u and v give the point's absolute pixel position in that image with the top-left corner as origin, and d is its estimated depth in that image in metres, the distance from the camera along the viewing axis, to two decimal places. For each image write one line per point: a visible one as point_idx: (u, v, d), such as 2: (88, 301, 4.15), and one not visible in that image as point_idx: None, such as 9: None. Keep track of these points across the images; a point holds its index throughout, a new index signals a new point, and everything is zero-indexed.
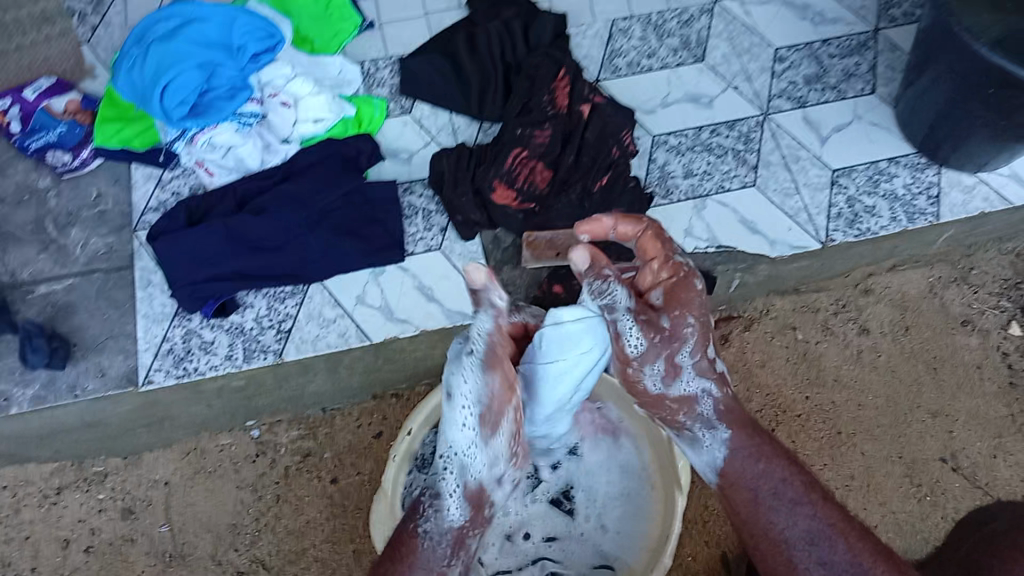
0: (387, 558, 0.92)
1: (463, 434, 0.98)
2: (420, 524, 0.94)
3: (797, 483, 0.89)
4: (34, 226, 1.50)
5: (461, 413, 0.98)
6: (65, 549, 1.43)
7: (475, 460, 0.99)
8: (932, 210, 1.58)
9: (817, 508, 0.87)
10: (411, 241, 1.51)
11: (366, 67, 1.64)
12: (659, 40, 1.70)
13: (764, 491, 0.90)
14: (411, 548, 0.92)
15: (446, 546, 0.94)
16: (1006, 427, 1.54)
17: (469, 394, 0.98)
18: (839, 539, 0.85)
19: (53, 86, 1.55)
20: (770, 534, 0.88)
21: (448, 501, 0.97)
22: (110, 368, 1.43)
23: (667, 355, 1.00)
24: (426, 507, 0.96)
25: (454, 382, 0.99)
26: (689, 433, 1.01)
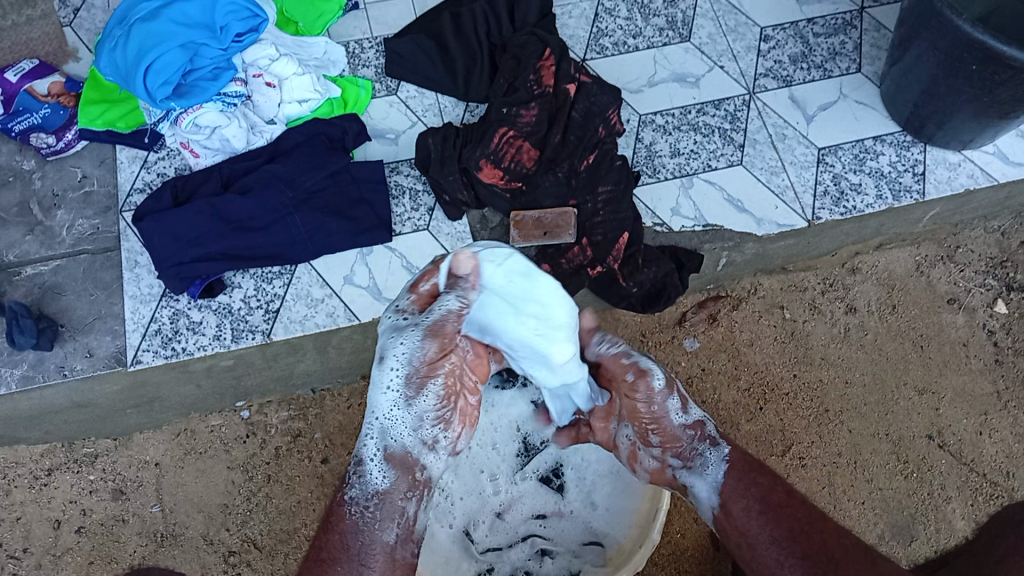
0: (322, 530, 1.00)
1: (386, 397, 1.01)
2: (347, 493, 1.00)
3: (776, 495, 0.95)
4: (19, 208, 1.49)
5: (388, 375, 1.02)
6: (57, 529, 1.45)
7: (397, 422, 1.01)
8: (917, 187, 1.59)
9: (785, 512, 0.92)
10: (398, 221, 1.51)
11: (351, 48, 1.63)
12: (645, 20, 1.67)
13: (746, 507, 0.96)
14: (341, 515, 0.99)
15: (376, 510, 0.99)
16: (992, 404, 1.57)
17: (397, 354, 1.02)
18: (799, 537, 0.89)
19: (35, 68, 1.51)
20: (749, 544, 0.93)
21: (370, 466, 1.01)
22: (99, 348, 1.42)
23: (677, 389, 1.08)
24: (351, 475, 1.01)
25: (387, 347, 1.03)
26: (693, 459, 1.04)
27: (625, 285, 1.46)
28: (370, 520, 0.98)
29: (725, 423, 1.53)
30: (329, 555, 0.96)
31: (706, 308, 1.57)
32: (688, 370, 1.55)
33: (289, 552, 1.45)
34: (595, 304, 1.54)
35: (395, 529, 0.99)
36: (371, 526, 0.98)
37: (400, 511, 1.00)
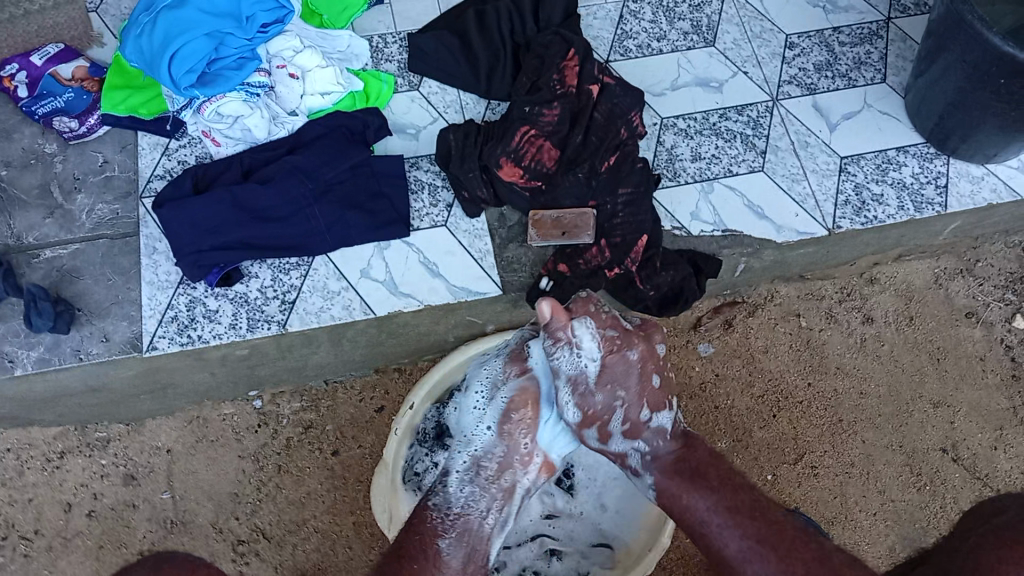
0: (403, 530, 1.10)
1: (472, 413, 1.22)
2: (430, 499, 1.13)
3: (722, 507, 1.00)
4: (40, 191, 1.49)
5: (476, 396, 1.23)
6: (67, 512, 1.46)
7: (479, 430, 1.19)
8: (940, 200, 1.56)
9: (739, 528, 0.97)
10: (416, 216, 1.51)
11: (374, 42, 1.64)
12: (669, 23, 1.69)
13: (699, 513, 1.01)
14: (423, 518, 1.10)
15: (454, 517, 1.10)
16: (1008, 420, 1.56)
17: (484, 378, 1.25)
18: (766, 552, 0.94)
19: (61, 52, 1.53)
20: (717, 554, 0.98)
21: (453, 477, 1.15)
22: (114, 333, 1.40)
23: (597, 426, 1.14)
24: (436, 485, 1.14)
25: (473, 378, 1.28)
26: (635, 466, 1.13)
27: (642, 288, 1.46)
28: (449, 526, 1.09)
29: (738, 430, 1.53)
30: (407, 553, 1.04)
31: (721, 314, 1.57)
32: (702, 375, 1.55)
33: (298, 543, 1.47)
34: (609, 305, 1.55)
35: (464, 553, 1.08)
36: (448, 532, 1.08)
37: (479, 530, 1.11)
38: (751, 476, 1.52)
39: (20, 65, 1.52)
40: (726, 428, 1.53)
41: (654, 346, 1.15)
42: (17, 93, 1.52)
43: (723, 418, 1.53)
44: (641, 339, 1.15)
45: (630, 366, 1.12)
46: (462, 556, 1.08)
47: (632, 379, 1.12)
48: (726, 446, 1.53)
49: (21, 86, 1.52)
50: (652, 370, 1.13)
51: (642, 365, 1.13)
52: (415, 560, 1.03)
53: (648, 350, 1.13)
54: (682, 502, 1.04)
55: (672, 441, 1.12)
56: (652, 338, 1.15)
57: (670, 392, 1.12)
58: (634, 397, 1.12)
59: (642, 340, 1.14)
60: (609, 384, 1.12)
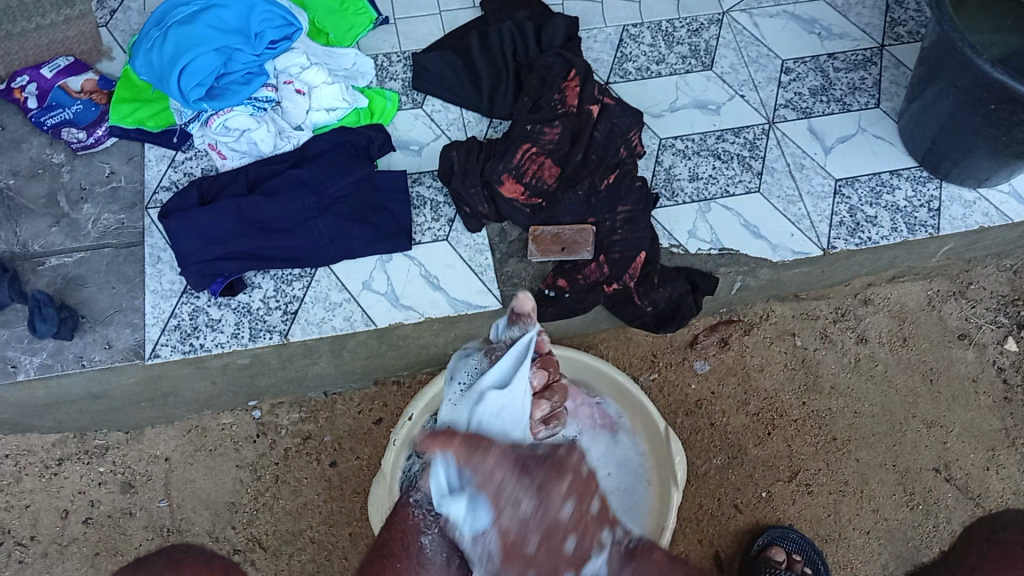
0: (387, 528, 1.10)
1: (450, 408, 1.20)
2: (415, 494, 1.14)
3: None
4: (46, 200, 1.52)
5: (454, 389, 1.20)
6: (64, 519, 1.47)
7: None
8: (932, 222, 1.59)
9: None
10: (419, 231, 1.53)
11: (379, 61, 1.68)
12: (668, 47, 1.72)
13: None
14: (406, 515, 1.12)
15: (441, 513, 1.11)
16: (1001, 441, 1.57)
17: (466, 372, 1.20)
18: None
19: (70, 65, 1.58)
20: None
21: (435, 472, 1.16)
22: (117, 340, 1.41)
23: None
24: (424, 475, 1.17)
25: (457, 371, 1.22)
26: None
27: (640, 303, 1.49)
28: (435, 523, 1.10)
29: (733, 446, 1.55)
30: (388, 549, 1.04)
31: (718, 332, 1.60)
32: (697, 393, 1.57)
33: (293, 553, 1.46)
34: (609, 322, 1.57)
35: (449, 551, 1.08)
36: (431, 529, 1.09)
37: None
38: (745, 493, 1.53)
39: (31, 76, 1.56)
40: (722, 445, 1.55)
41: (563, 474, 0.90)
42: (26, 104, 1.55)
43: (718, 435, 1.55)
44: (557, 469, 0.91)
45: (543, 523, 0.88)
46: (447, 550, 1.08)
47: (537, 520, 0.88)
48: (721, 462, 1.54)
49: (31, 97, 1.55)
50: (567, 533, 0.88)
51: (539, 518, 0.88)
52: (398, 558, 1.02)
53: (570, 479, 0.90)
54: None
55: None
56: (556, 469, 0.90)
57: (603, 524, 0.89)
58: (554, 562, 0.88)
59: (550, 471, 0.90)
60: (504, 506, 0.91)
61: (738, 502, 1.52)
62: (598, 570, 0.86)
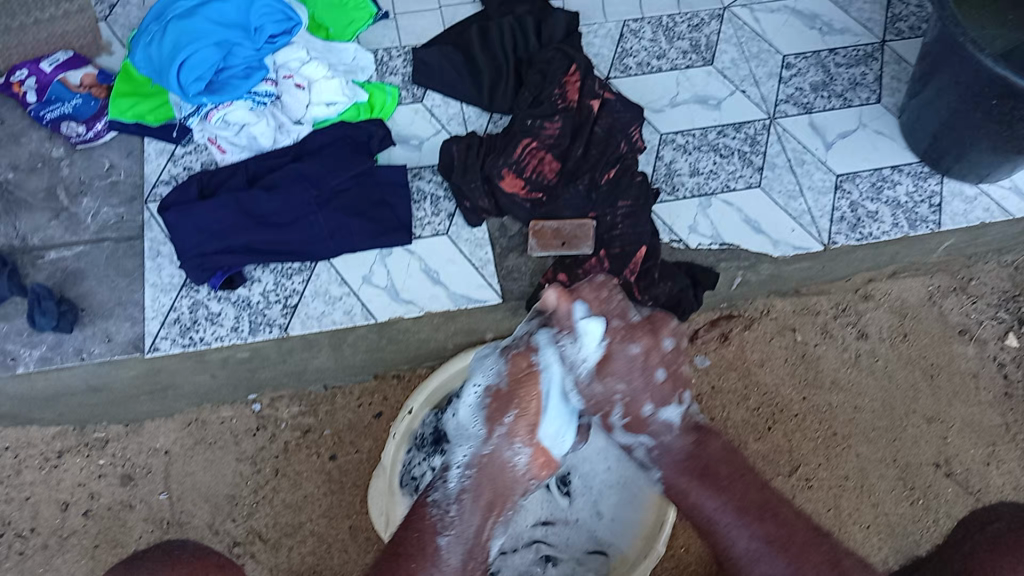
0: (402, 528, 1.06)
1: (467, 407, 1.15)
2: (431, 494, 1.08)
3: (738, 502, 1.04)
4: (45, 194, 1.51)
5: (473, 389, 1.15)
6: (65, 511, 1.45)
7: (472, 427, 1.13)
8: (933, 218, 1.60)
9: (754, 528, 1.01)
10: (418, 225, 1.53)
11: (379, 56, 1.67)
12: (668, 43, 1.71)
13: (709, 509, 1.05)
14: (422, 515, 1.06)
15: (458, 511, 1.05)
16: (1001, 436, 1.57)
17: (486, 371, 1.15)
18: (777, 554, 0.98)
19: (70, 60, 1.58)
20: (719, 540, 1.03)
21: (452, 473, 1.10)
22: (117, 334, 1.43)
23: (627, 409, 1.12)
24: (438, 478, 1.10)
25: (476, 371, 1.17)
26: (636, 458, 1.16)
27: (640, 298, 1.47)
28: (450, 522, 1.04)
29: (733, 441, 1.54)
30: (404, 551, 1.01)
31: (718, 327, 1.59)
32: (698, 387, 1.56)
33: (294, 546, 1.44)
34: None
35: (464, 550, 1.03)
36: (449, 529, 1.04)
37: (474, 524, 1.05)
38: None
39: (31, 70, 1.56)
40: None
41: (661, 335, 1.13)
42: (25, 98, 1.55)
43: (719, 429, 1.54)
44: (655, 328, 1.14)
45: (643, 358, 1.12)
46: (462, 552, 1.03)
47: (631, 372, 1.11)
48: None
49: (30, 91, 1.55)
50: (660, 365, 1.12)
51: (643, 357, 1.12)
52: (413, 559, 1.00)
53: (665, 330, 1.13)
54: (690, 497, 1.07)
55: (680, 434, 1.12)
56: (659, 325, 1.14)
57: (684, 386, 1.14)
58: (639, 388, 1.11)
59: (650, 328, 1.13)
60: (614, 379, 1.12)
61: None
62: (669, 417, 1.12)
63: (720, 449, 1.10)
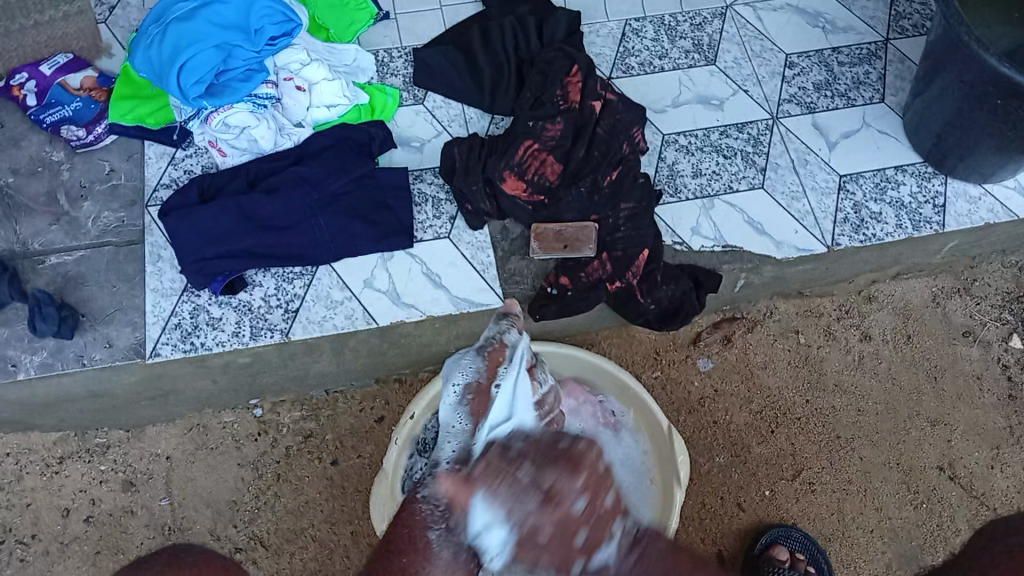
0: (389, 527, 0.93)
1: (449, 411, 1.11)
2: (419, 489, 0.98)
3: None
4: (46, 198, 1.51)
5: (452, 390, 1.12)
6: (65, 517, 1.46)
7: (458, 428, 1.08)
8: (937, 218, 1.58)
9: None
10: (420, 228, 1.52)
11: (380, 56, 1.67)
12: (671, 42, 1.71)
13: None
14: (412, 511, 0.93)
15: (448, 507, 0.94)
16: (1005, 438, 1.56)
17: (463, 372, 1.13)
18: None
19: (70, 62, 1.58)
20: None
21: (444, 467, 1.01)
22: (117, 339, 1.40)
23: (575, 568, 0.80)
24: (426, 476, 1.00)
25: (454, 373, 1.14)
26: None
27: (643, 302, 1.47)
28: (440, 516, 0.92)
29: (736, 444, 1.54)
30: (396, 547, 0.89)
31: (720, 330, 1.59)
32: (700, 391, 1.56)
33: (295, 551, 1.45)
34: (610, 319, 1.56)
35: (458, 544, 0.90)
36: (438, 523, 0.91)
37: (468, 520, 0.95)
38: (748, 491, 1.52)
39: (30, 73, 1.55)
40: (724, 443, 1.54)
41: (570, 477, 0.84)
42: (25, 101, 1.54)
43: (721, 433, 1.54)
44: (568, 469, 0.85)
45: (553, 518, 0.82)
46: (454, 545, 0.90)
47: (542, 526, 0.83)
48: (723, 461, 1.53)
49: (30, 94, 1.54)
50: (580, 525, 0.80)
51: (577, 515, 0.81)
52: (405, 553, 0.87)
53: (581, 475, 0.83)
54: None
55: (634, 573, 0.77)
56: (572, 469, 0.85)
57: (613, 519, 0.81)
58: (562, 552, 0.81)
59: (552, 492, 0.82)
60: (529, 524, 0.86)
61: (740, 501, 1.52)
62: (609, 561, 0.78)
63: (664, 552, 0.80)
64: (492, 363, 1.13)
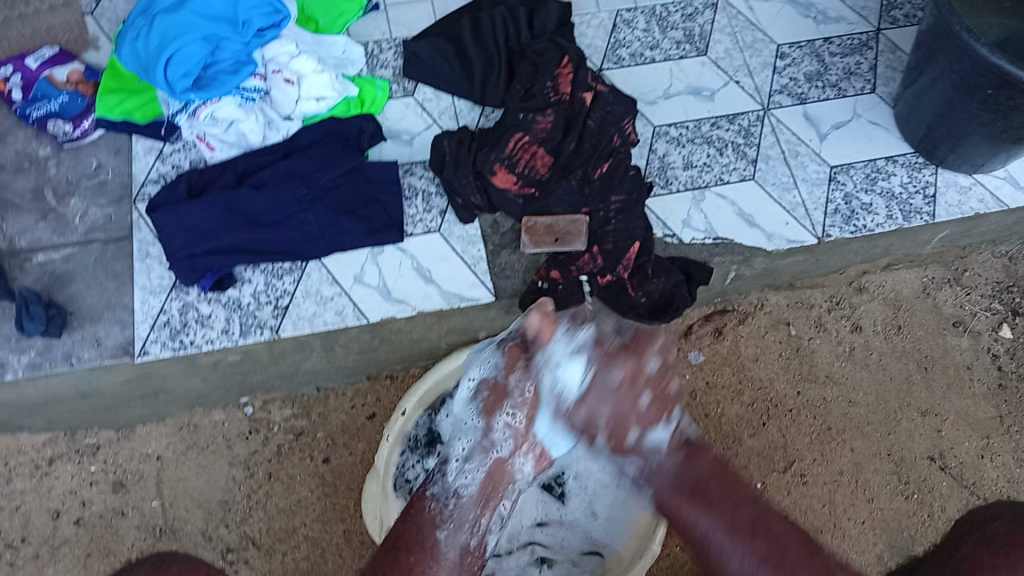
0: (400, 521, 1.04)
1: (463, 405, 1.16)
2: (428, 489, 1.06)
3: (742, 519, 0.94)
4: (33, 194, 1.50)
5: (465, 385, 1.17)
6: (55, 521, 1.45)
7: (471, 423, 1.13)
8: (927, 209, 1.58)
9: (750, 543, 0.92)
10: (410, 223, 1.52)
11: (369, 48, 1.66)
12: (662, 33, 1.71)
13: (702, 528, 0.96)
14: (420, 508, 1.03)
15: (455, 510, 1.03)
16: (995, 428, 1.56)
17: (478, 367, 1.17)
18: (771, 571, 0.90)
19: (56, 56, 1.57)
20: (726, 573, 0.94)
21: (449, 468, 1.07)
22: (106, 338, 1.39)
23: (609, 433, 1.06)
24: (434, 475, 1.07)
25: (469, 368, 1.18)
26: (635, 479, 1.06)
27: (634, 294, 1.45)
28: (448, 516, 1.02)
29: (728, 437, 1.54)
30: (405, 545, 0.99)
31: (711, 322, 1.59)
32: (692, 384, 1.56)
33: (288, 551, 1.44)
34: None
35: (463, 544, 1.01)
36: (447, 522, 1.02)
37: (470, 521, 1.03)
38: None
39: (16, 67, 1.55)
40: (716, 436, 1.54)
41: (645, 357, 1.06)
42: (11, 95, 1.54)
43: (713, 426, 1.54)
44: (642, 356, 1.07)
45: (624, 381, 1.06)
46: (460, 545, 1.01)
47: (614, 398, 1.06)
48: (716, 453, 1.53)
49: (16, 88, 1.54)
50: (644, 388, 1.05)
51: (624, 384, 1.06)
52: (413, 551, 0.98)
53: (660, 349, 1.06)
54: (681, 516, 0.98)
55: (673, 456, 1.02)
56: (657, 350, 1.07)
57: (674, 405, 1.05)
58: (622, 411, 1.05)
59: (628, 351, 1.08)
60: (597, 402, 1.06)
61: None
62: (657, 439, 1.03)
63: (712, 463, 1.02)
64: (510, 362, 1.12)
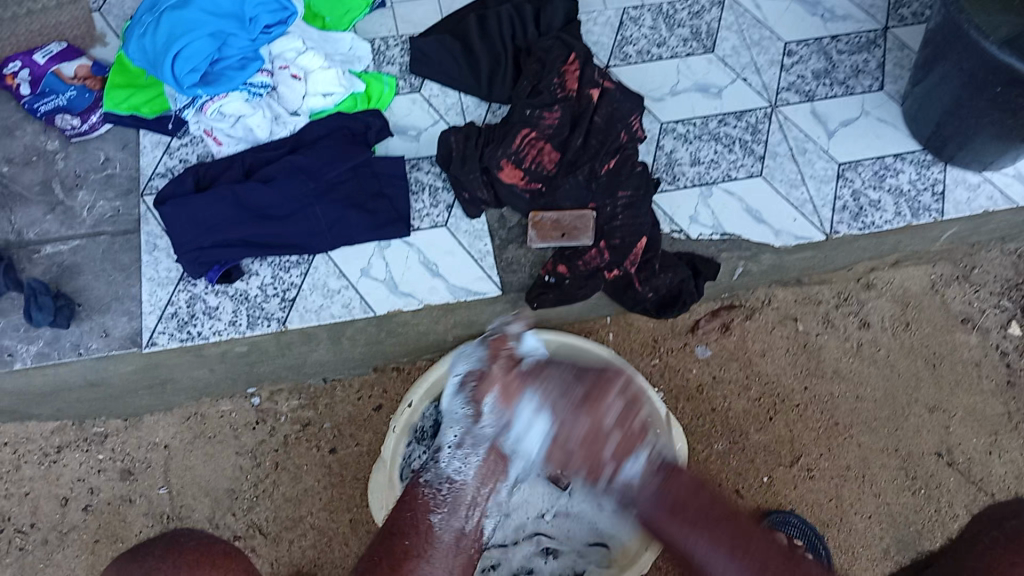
0: (397, 507, 1.05)
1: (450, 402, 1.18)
2: (422, 476, 1.08)
3: (732, 530, 0.91)
4: (41, 187, 1.50)
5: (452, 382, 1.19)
6: (64, 506, 1.46)
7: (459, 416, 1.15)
8: (936, 206, 1.58)
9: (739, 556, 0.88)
10: (417, 217, 1.52)
11: (376, 45, 1.66)
12: (669, 30, 1.70)
13: (700, 554, 0.91)
14: (415, 495, 1.05)
15: (447, 495, 1.03)
16: (1003, 425, 1.56)
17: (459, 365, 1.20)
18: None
19: (63, 51, 1.56)
20: None
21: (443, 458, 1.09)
22: (114, 328, 1.40)
23: (595, 467, 1.05)
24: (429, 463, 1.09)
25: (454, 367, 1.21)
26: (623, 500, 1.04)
27: (640, 290, 1.47)
28: (442, 500, 1.03)
29: (734, 432, 1.54)
30: (399, 530, 0.99)
31: (718, 317, 1.58)
32: (698, 378, 1.56)
33: (294, 539, 1.46)
34: (610, 307, 1.56)
35: (459, 527, 1.01)
36: (441, 506, 1.02)
37: (465, 503, 1.04)
38: (747, 478, 1.52)
39: (24, 63, 1.54)
40: (723, 431, 1.54)
41: (605, 401, 1.09)
42: (19, 90, 1.53)
43: (719, 420, 1.55)
44: (599, 392, 1.10)
45: (589, 428, 1.07)
46: (455, 528, 1.01)
47: (583, 446, 1.07)
48: (723, 448, 1.54)
49: (24, 83, 1.53)
50: (611, 435, 1.06)
51: (591, 437, 1.06)
52: (408, 536, 0.98)
53: (612, 396, 1.09)
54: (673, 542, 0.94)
55: (650, 485, 1.01)
56: (603, 387, 1.11)
57: (642, 438, 1.05)
58: (597, 454, 1.05)
59: (589, 404, 1.09)
60: (567, 446, 1.08)
61: (739, 488, 1.52)
62: (631, 474, 1.02)
63: (688, 483, 1.00)
64: (494, 353, 1.18)
